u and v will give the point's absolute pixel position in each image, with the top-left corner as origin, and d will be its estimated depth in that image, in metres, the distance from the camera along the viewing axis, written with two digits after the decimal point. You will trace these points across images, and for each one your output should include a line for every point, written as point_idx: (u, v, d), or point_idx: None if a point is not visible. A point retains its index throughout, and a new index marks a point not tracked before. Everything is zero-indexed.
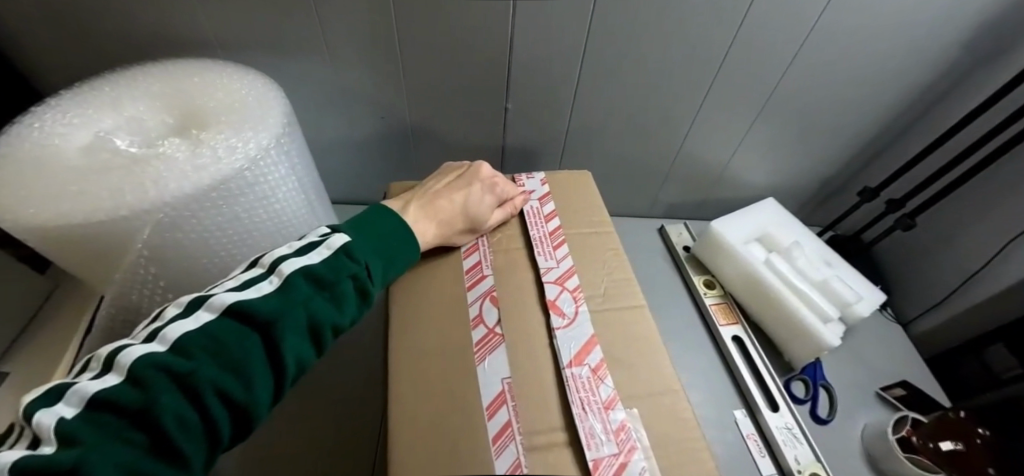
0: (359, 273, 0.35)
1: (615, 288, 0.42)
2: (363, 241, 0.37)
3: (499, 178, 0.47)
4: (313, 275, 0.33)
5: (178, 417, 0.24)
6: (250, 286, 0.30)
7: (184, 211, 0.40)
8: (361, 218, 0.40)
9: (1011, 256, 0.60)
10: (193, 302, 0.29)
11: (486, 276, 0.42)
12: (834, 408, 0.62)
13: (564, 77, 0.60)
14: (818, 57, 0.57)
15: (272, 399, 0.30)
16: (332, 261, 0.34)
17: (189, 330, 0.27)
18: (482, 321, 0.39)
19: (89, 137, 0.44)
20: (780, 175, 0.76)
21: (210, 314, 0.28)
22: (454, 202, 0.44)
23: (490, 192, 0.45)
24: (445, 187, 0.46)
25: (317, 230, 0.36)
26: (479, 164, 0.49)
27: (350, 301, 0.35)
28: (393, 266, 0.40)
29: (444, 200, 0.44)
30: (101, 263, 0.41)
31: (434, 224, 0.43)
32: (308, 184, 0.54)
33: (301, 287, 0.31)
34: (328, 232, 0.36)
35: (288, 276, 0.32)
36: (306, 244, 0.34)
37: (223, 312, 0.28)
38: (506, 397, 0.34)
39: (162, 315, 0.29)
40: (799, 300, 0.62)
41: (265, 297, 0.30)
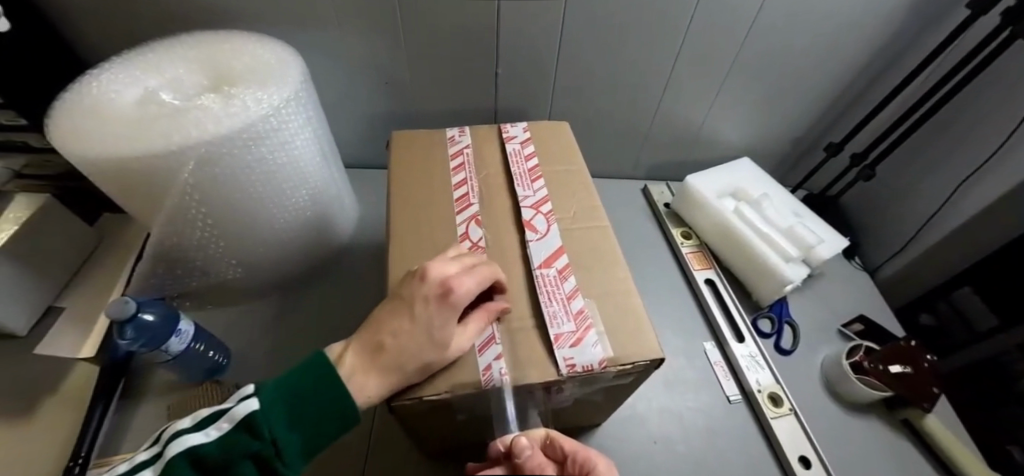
0: (264, 452, 0.33)
1: (583, 210, 0.49)
2: (277, 401, 0.35)
3: (454, 279, 0.36)
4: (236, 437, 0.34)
5: None
6: (138, 470, 0.35)
7: (220, 150, 0.47)
8: (301, 365, 0.36)
9: (961, 200, 0.65)
10: None
11: (472, 204, 0.49)
12: (797, 340, 0.67)
13: (545, 44, 0.66)
14: (776, 20, 0.62)
15: None
16: (231, 435, 0.34)
17: None
18: (468, 237, 0.46)
19: (139, 93, 0.52)
20: (754, 134, 0.82)
21: None
22: (400, 339, 0.35)
23: (440, 313, 0.35)
24: (389, 311, 0.37)
25: (246, 389, 0.36)
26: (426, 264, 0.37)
27: (249, 475, 0.34)
28: (325, 428, 0.36)
29: (388, 340, 0.35)
30: (153, 195, 0.49)
31: (377, 375, 0.34)
32: (320, 139, 0.61)
33: (180, 471, 0.33)
34: (247, 395, 0.35)
35: (173, 457, 0.34)
36: (210, 415, 0.35)
37: None
38: (485, 291, 0.41)
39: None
40: (765, 244, 0.68)
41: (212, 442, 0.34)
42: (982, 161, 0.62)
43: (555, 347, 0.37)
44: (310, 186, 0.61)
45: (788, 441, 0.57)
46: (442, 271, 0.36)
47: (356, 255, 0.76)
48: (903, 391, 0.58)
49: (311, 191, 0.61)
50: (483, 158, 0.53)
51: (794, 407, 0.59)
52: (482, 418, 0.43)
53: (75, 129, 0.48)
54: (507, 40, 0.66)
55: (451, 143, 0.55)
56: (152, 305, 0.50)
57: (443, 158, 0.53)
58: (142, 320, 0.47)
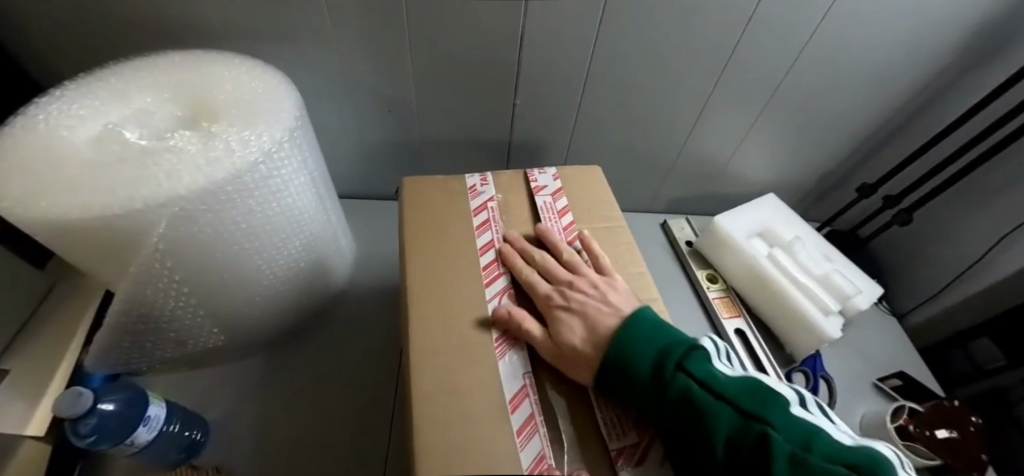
0: None
1: (626, 279, 0.43)
2: None
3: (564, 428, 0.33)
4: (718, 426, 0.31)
5: None
6: None
7: (199, 206, 0.39)
8: None
9: (1003, 251, 0.62)
10: None
11: (503, 273, 0.42)
12: (833, 399, 0.63)
13: (572, 73, 0.60)
14: (821, 54, 0.58)
15: None
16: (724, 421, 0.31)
17: None
18: (501, 317, 0.39)
19: (98, 129, 0.43)
20: (780, 170, 0.78)
21: None
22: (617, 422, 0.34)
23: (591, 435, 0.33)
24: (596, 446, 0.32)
25: None
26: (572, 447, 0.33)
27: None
28: None
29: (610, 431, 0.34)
30: (115, 256, 0.41)
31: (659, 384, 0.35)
32: (317, 177, 0.53)
33: None
34: None
35: None
36: None
37: None
38: (528, 392, 0.34)
39: None
40: (801, 294, 0.63)
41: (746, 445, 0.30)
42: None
43: None
44: (304, 234, 0.53)
45: None
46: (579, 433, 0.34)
47: (353, 301, 0.68)
48: (954, 462, 0.54)
49: (307, 238, 0.53)
50: (510, 213, 0.47)
51: None
52: None
53: (15, 173, 0.39)
54: (531, 68, 0.59)
55: (472, 193, 0.48)
56: (110, 390, 0.42)
57: (464, 212, 0.46)
58: (104, 412, 0.39)
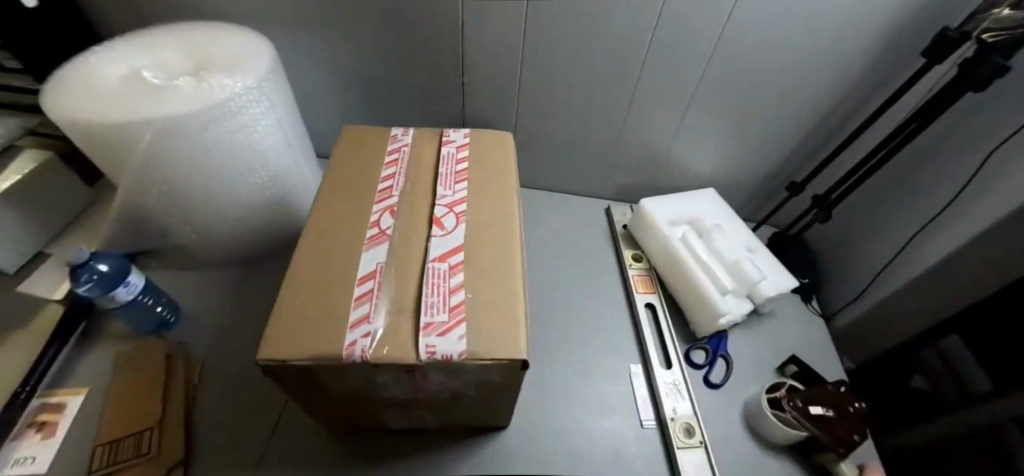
0: None
1: (494, 212, 0.51)
2: None
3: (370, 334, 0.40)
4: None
5: None
6: None
7: (181, 127, 0.53)
8: None
9: (916, 248, 0.64)
10: None
11: (393, 196, 0.52)
12: (727, 375, 0.66)
13: (508, 61, 0.69)
14: (734, 52, 0.63)
15: None
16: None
17: None
18: (377, 225, 0.48)
19: (127, 71, 0.59)
20: (721, 166, 0.82)
21: None
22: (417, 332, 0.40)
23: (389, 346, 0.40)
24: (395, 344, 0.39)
25: None
26: (379, 349, 0.38)
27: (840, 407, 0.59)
28: None
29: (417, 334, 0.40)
30: (120, 160, 0.55)
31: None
32: (287, 126, 0.66)
33: None
34: None
35: None
36: None
37: None
38: (375, 275, 0.44)
39: None
40: (706, 274, 0.67)
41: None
42: (944, 204, 0.60)
43: (421, 334, 0.39)
44: (271, 169, 0.65)
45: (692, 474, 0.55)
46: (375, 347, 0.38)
47: None
48: (822, 434, 0.56)
49: (274, 173, 0.66)
50: (417, 157, 0.57)
51: (705, 440, 0.58)
52: (362, 400, 0.46)
53: (66, 94, 0.55)
54: (473, 54, 0.69)
55: (393, 141, 0.59)
56: (107, 256, 0.57)
57: (380, 153, 0.57)
58: (94, 268, 0.54)
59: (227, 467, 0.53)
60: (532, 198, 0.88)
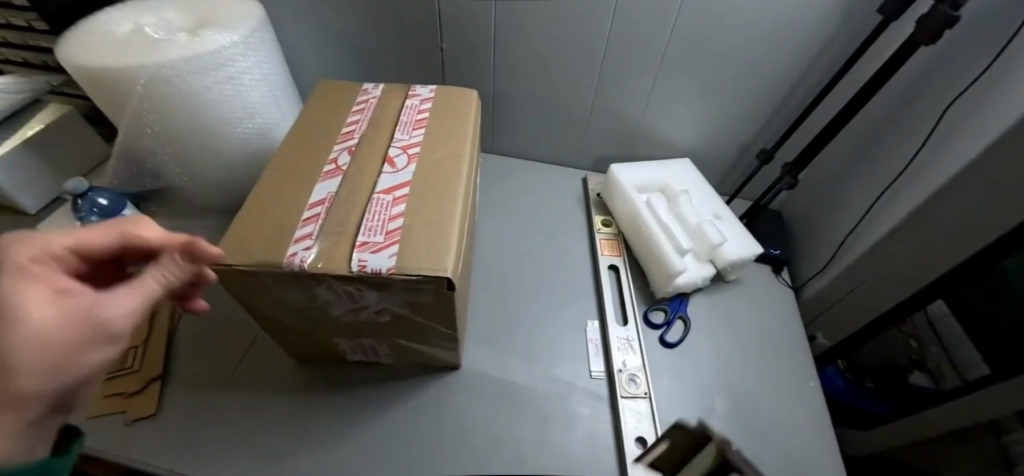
0: None
1: (445, 155, 0.54)
2: None
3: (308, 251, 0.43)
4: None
5: None
6: None
7: (172, 75, 0.58)
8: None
9: (879, 215, 0.63)
10: None
11: (353, 139, 0.55)
12: (684, 335, 0.67)
13: (480, 25, 0.71)
14: (699, 17, 0.64)
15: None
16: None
17: None
18: (335, 162, 0.52)
19: (132, 28, 0.65)
20: (698, 137, 0.82)
21: None
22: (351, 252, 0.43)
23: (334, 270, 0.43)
24: (331, 260, 0.42)
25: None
26: (314, 262, 0.42)
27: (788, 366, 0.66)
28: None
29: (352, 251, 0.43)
30: (121, 106, 0.62)
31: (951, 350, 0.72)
32: (274, 82, 0.70)
33: None
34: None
35: None
36: None
37: None
38: (324, 202, 0.47)
39: None
40: (666, 236, 0.68)
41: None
42: (909, 161, 0.60)
43: (355, 250, 0.43)
44: (256, 120, 0.69)
45: (632, 420, 0.57)
46: (308, 261, 0.41)
47: None
48: None
49: (260, 126, 0.71)
50: (382, 108, 0.60)
51: (649, 392, 0.59)
52: (313, 320, 0.50)
53: (79, 45, 0.62)
54: (444, 17, 0.70)
55: (362, 93, 0.63)
56: (106, 191, 0.64)
57: (349, 102, 0.61)
58: (93, 201, 0.61)
59: (200, 384, 0.58)
60: (512, 166, 0.90)
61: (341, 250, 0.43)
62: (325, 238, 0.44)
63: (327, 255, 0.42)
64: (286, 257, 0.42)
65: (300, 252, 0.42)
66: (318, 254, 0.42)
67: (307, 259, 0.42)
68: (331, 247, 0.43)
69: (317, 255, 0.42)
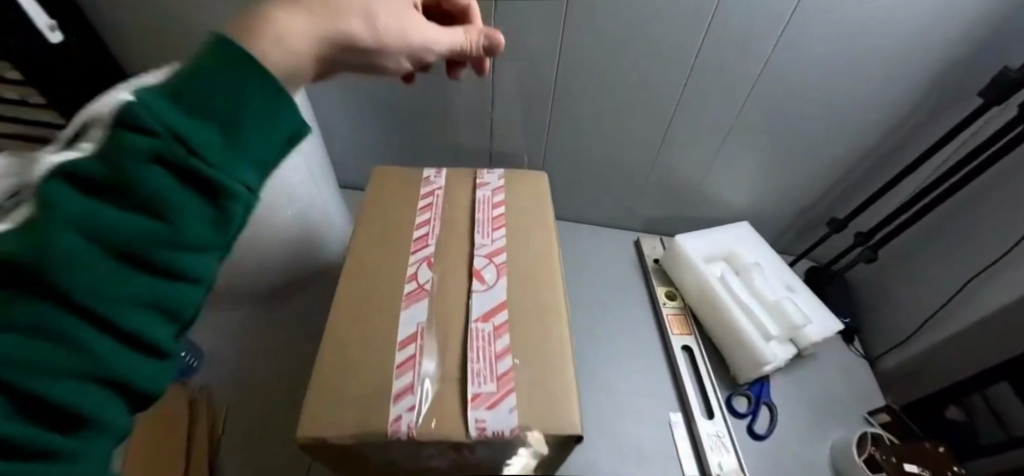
0: None
1: (536, 265, 0.48)
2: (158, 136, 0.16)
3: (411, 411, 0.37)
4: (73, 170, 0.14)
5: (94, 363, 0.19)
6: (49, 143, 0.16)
7: None
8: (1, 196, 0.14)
9: (971, 296, 0.59)
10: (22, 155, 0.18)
11: (429, 245, 0.49)
12: (773, 425, 0.62)
13: (540, 94, 0.67)
14: (776, 86, 0.61)
15: None
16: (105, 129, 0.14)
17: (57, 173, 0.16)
18: (415, 279, 0.46)
19: None
20: (757, 198, 0.79)
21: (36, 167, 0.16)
22: (463, 409, 0.37)
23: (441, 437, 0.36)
24: (444, 424, 0.36)
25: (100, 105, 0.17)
26: (425, 428, 0.36)
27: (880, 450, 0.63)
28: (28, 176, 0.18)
29: (464, 407, 0.37)
30: None
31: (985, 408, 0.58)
32: (314, 163, 0.63)
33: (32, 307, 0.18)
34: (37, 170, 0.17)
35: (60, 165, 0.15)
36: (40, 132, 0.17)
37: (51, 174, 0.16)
38: (417, 338, 0.41)
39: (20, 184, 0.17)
40: (747, 316, 0.64)
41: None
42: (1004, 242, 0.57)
43: (469, 407, 0.37)
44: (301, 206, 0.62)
45: None
46: (416, 427, 0.36)
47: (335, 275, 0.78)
48: None
49: (301, 213, 0.62)
50: (450, 200, 0.54)
51: None
52: (399, 472, 0.43)
53: None
54: (503, 85, 0.66)
55: (425, 183, 0.56)
56: None
57: (413, 194, 0.54)
58: None
59: None
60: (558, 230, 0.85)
61: (452, 408, 0.37)
62: (431, 393, 0.38)
63: (437, 416, 0.37)
64: (391, 425, 0.36)
65: (406, 415, 0.36)
66: (426, 417, 0.37)
67: (415, 426, 0.36)
68: (439, 404, 0.37)
69: (426, 417, 0.37)
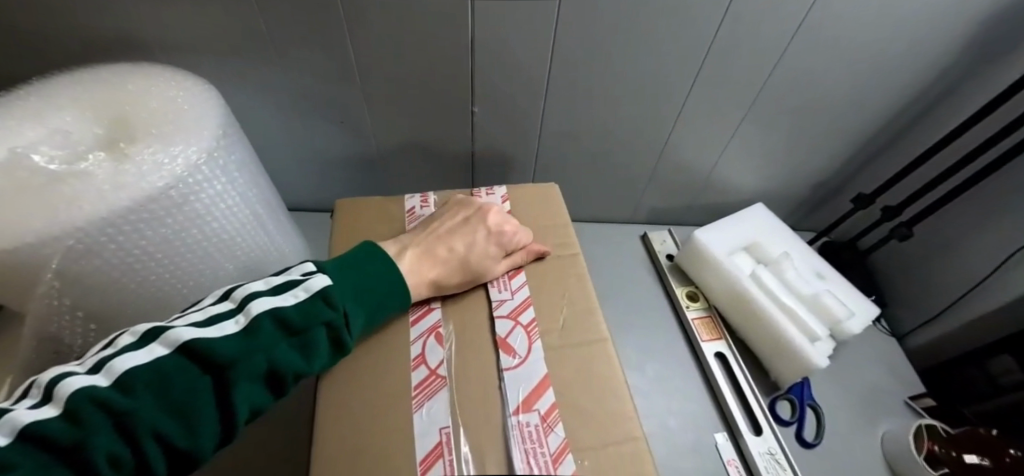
0: None
1: (574, 318, 0.40)
2: (161, 389, 0.27)
3: None
4: (282, 317, 0.31)
5: (106, 462, 0.24)
6: (213, 322, 0.29)
7: (101, 237, 0.37)
8: (170, 378, 0.27)
9: (1009, 274, 0.55)
10: (151, 331, 0.28)
11: (433, 309, 0.40)
12: (821, 430, 0.58)
13: (532, 83, 0.55)
14: (803, 59, 0.53)
15: (179, 448, 0.27)
16: (308, 305, 0.32)
17: (136, 365, 0.26)
18: (424, 361, 0.36)
19: (3, 154, 0.40)
20: (772, 179, 0.72)
21: (164, 348, 0.27)
22: None
23: None
24: None
25: (178, 333, 0.28)
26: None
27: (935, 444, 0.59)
28: (171, 376, 0.27)
29: None
30: (11, 290, 0.38)
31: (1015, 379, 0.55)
32: (249, 198, 0.51)
33: (104, 432, 0.24)
34: (149, 354, 0.27)
35: (119, 379, 0.26)
36: (210, 316, 0.30)
37: (175, 350, 0.27)
38: (444, 450, 0.31)
39: (149, 347, 0.27)
40: (785, 315, 0.58)
41: (228, 337, 0.29)
42: None
43: None
44: (241, 256, 0.51)
45: None
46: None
47: None
48: None
49: (243, 262, 0.52)
50: None
51: None
52: None
53: None
54: (486, 76, 0.54)
55: (411, 217, 0.47)
56: None
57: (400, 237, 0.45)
58: None
59: None
60: None
61: None
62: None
63: None
64: None
65: None
66: None
67: None
68: None
69: None
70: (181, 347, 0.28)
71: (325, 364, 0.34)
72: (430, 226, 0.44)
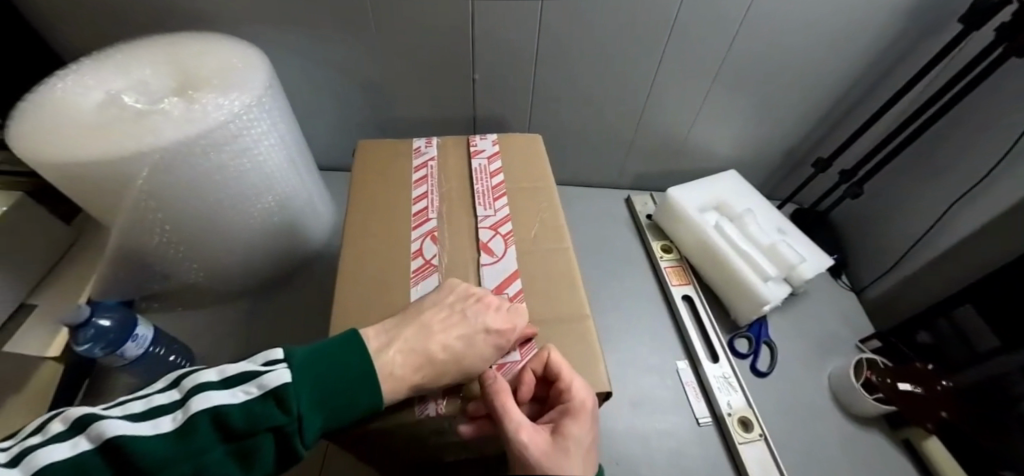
0: None
1: (544, 231, 0.49)
2: None
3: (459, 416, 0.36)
4: (217, 416, 0.31)
5: None
6: (148, 418, 0.31)
7: (177, 157, 0.47)
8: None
9: (948, 224, 0.61)
10: (86, 421, 0.30)
11: (430, 219, 0.49)
12: (773, 361, 0.66)
13: (522, 53, 0.64)
14: (759, 31, 0.60)
15: None
16: (251, 406, 0.32)
17: (54, 460, 0.28)
18: (421, 254, 0.46)
19: (102, 95, 0.52)
20: (744, 147, 0.79)
21: (88, 442, 0.29)
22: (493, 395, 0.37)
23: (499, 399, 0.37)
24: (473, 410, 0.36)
25: (107, 425, 0.30)
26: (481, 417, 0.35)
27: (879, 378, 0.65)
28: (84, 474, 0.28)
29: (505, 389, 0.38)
30: (109, 195, 0.49)
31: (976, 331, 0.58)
32: (287, 142, 0.61)
33: None
34: (72, 448, 0.29)
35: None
36: (147, 412, 0.31)
37: (98, 445, 0.29)
38: None
39: (75, 443, 0.29)
40: (743, 261, 0.66)
41: (156, 437, 0.30)
42: (985, 172, 0.57)
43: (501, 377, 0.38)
44: (279, 191, 0.61)
45: (755, 468, 0.55)
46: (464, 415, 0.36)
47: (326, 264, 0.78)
48: (911, 410, 0.58)
49: (280, 196, 0.62)
50: (446, 174, 0.54)
51: (764, 432, 0.57)
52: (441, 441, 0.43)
53: (35, 128, 0.48)
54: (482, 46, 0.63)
55: (417, 154, 0.56)
56: (110, 309, 0.52)
57: (407, 168, 0.54)
58: (98, 325, 0.49)
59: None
60: None
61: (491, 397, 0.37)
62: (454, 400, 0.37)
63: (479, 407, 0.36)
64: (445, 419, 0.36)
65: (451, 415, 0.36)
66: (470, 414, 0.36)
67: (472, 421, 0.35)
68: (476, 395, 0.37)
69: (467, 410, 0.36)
70: (103, 443, 0.29)
71: (268, 468, 0.33)
72: (419, 312, 0.39)
